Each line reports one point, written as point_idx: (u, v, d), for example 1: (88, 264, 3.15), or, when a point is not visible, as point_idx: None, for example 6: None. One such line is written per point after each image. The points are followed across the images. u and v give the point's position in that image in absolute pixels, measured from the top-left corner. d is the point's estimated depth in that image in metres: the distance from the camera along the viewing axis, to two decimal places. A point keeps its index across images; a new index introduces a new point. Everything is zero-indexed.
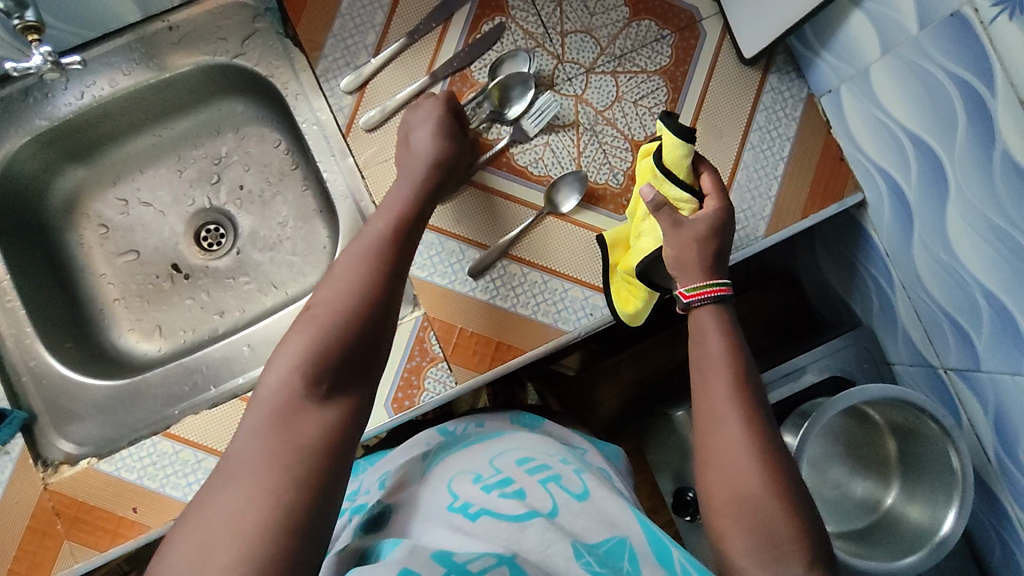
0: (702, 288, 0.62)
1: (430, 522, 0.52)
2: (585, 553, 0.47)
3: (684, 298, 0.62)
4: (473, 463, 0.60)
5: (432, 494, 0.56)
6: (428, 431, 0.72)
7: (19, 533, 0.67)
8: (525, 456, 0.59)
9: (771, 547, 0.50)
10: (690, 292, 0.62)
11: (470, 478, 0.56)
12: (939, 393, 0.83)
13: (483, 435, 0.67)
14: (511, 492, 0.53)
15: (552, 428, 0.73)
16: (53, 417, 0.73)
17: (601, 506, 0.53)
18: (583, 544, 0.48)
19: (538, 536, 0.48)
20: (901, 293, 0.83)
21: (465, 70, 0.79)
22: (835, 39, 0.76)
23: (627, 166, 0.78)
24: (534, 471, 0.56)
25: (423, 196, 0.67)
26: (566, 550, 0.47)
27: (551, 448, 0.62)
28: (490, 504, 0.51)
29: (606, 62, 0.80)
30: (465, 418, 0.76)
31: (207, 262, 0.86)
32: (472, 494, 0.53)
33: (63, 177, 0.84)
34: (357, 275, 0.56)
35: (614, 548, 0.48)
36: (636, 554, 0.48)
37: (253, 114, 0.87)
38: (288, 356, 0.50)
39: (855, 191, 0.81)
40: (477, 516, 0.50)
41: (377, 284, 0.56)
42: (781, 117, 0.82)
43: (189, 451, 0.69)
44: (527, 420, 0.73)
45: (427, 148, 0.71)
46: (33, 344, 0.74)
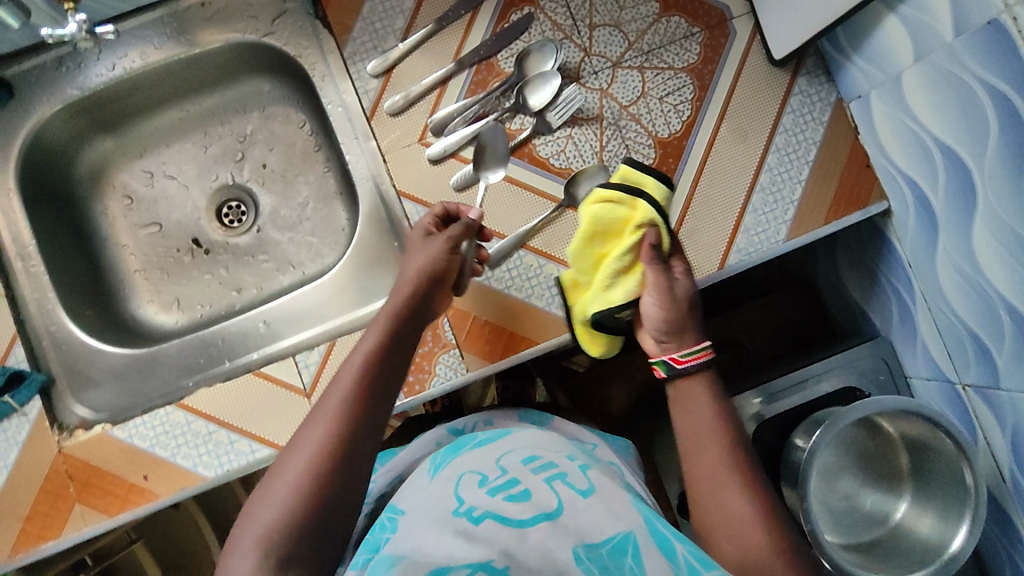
0: (696, 353, 0.66)
1: (433, 524, 0.50)
2: (586, 559, 0.47)
3: (676, 363, 0.66)
4: (479, 460, 0.59)
5: (437, 490, 0.55)
6: (438, 430, 0.71)
7: (33, 493, 0.69)
8: (530, 455, 0.59)
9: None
10: (684, 358, 0.65)
11: (474, 477, 0.56)
12: (956, 409, 0.81)
13: (493, 432, 0.66)
14: (517, 494, 0.52)
15: (561, 424, 0.74)
16: (71, 381, 0.74)
17: (605, 502, 0.53)
18: (585, 548, 0.48)
19: (540, 541, 0.48)
20: (921, 305, 0.82)
21: (491, 59, 0.79)
22: (868, 44, 0.75)
23: (649, 163, 0.78)
24: (540, 469, 0.56)
25: (399, 325, 0.63)
26: (566, 556, 0.47)
27: (559, 445, 0.62)
28: (497, 506, 0.51)
29: (633, 57, 0.79)
30: (472, 414, 0.76)
31: (228, 238, 0.87)
32: (478, 498, 0.52)
33: (91, 148, 0.85)
34: (339, 405, 0.56)
35: (616, 544, 0.48)
36: (639, 548, 0.48)
37: (280, 94, 0.88)
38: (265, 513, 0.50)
39: (879, 200, 0.80)
40: (481, 520, 0.49)
41: (354, 418, 0.55)
42: (809, 121, 0.81)
43: (201, 423, 0.70)
44: (535, 417, 0.74)
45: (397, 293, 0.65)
46: (54, 309, 0.75)
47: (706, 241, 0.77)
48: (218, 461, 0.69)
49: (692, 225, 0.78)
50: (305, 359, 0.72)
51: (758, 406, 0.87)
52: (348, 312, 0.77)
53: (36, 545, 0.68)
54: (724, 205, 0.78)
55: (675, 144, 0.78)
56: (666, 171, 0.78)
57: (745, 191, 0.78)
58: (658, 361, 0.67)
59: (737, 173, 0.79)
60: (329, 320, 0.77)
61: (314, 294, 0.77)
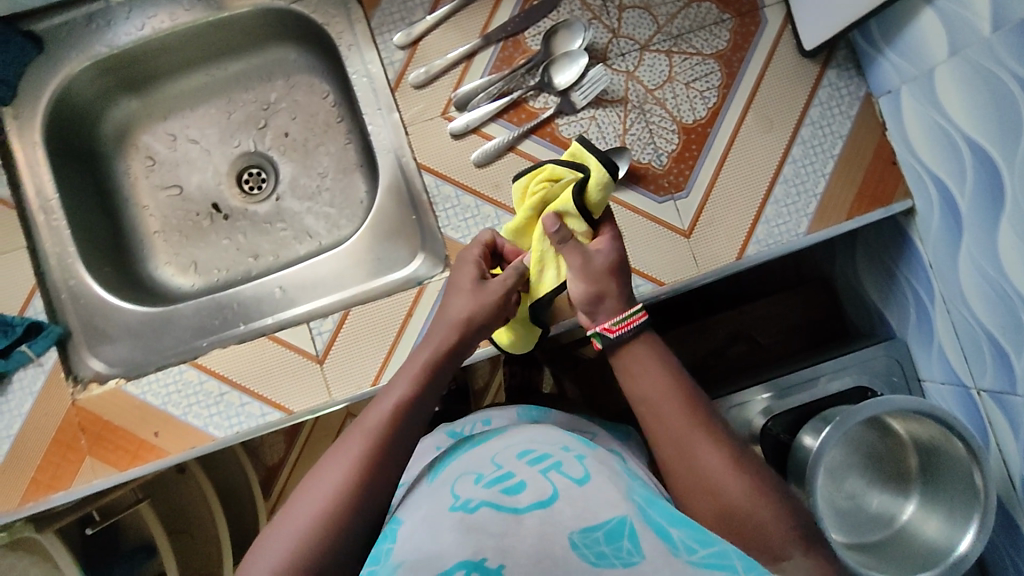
0: (629, 318, 0.59)
1: (429, 521, 0.48)
2: (582, 546, 0.44)
3: (609, 332, 0.59)
4: (474, 461, 0.56)
5: (435, 492, 0.53)
6: (436, 434, 0.68)
7: (46, 443, 0.70)
8: (527, 446, 0.56)
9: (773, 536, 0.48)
10: (615, 325, 0.59)
11: (471, 474, 0.53)
12: (970, 414, 0.80)
13: (490, 431, 0.62)
14: (512, 486, 0.49)
15: (560, 418, 0.70)
16: (87, 335, 0.75)
17: (606, 490, 0.49)
18: (581, 536, 0.45)
19: (535, 530, 0.45)
20: (939, 306, 0.81)
21: (518, 36, 0.78)
22: (902, 38, 0.73)
23: (672, 149, 0.77)
24: (536, 461, 0.53)
25: (434, 375, 0.59)
26: (562, 541, 0.44)
27: (555, 435, 0.58)
28: (491, 498, 0.48)
29: (661, 40, 0.78)
30: (472, 414, 0.72)
31: (247, 205, 0.87)
32: (473, 492, 0.50)
33: (116, 107, 0.86)
34: (361, 454, 0.52)
35: (610, 527, 0.45)
36: (636, 530, 0.45)
37: (305, 63, 0.88)
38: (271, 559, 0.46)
39: (903, 198, 0.79)
40: (476, 509, 0.47)
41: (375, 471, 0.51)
42: (836, 114, 0.80)
43: (214, 383, 0.71)
44: (533, 413, 0.69)
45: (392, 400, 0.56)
46: (74, 263, 0.76)
47: (725, 230, 0.77)
48: (229, 422, 0.70)
49: (712, 213, 0.77)
50: (319, 326, 0.72)
51: (765, 404, 0.87)
52: (363, 282, 0.77)
53: (46, 494, 0.69)
54: (745, 195, 0.77)
55: (700, 131, 0.78)
56: (688, 158, 0.77)
57: (768, 182, 0.77)
58: (593, 334, 0.60)
59: (760, 163, 0.78)
60: (344, 289, 0.77)
61: (331, 263, 0.78)
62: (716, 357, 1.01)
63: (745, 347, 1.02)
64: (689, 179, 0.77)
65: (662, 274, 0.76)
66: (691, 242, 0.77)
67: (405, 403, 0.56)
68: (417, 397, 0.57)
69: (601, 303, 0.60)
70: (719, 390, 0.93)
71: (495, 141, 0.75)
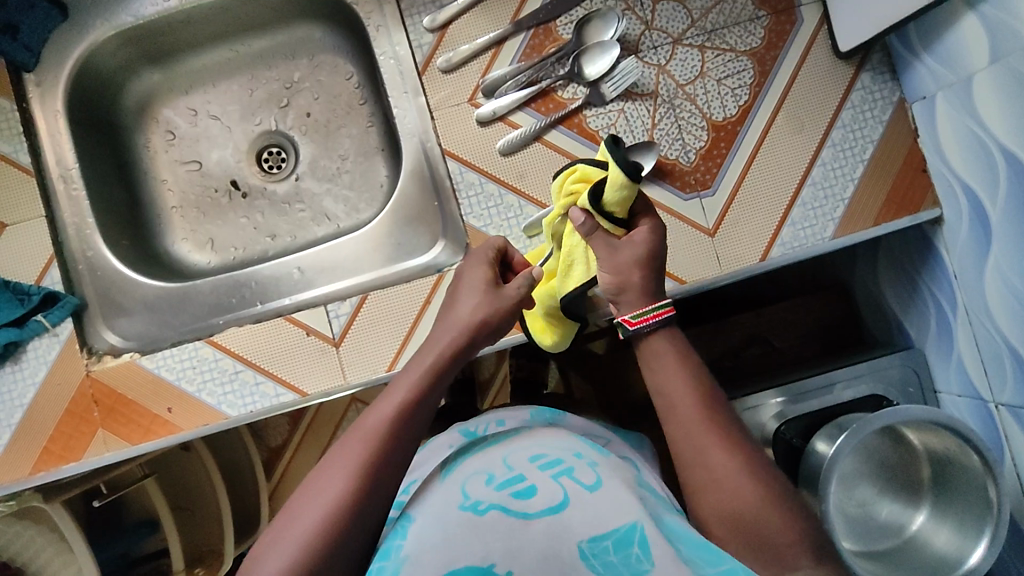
0: (648, 313, 0.57)
1: (436, 517, 0.46)
2: (591, 556, 0.42)
3: (629, 326, 0.58)
4: (485, 461, 0.52)
5: (444, 485, 0.51)
6: (449, 434, 0.61)
7: (58, 414, 0.70)
8: (538, 450, 0.52)
9: (782, 542, 0.46)
10: (635, 319, 0.57)
11: (480, 475, 0.50)
12: (986, 427, 0.79)
13: (502, 432, 0.58)
14: (522, 491, 0.47)
15: (574, 422, 0.63)
16: (103, 307, 0.75)
17: (619, 497, 0.46)
18: (590, 544, 0.43)
19: (544, 536, 0.43)
20: (961, 317, 0.79)
21: (550, 24, 0.77)
22: (941, 43, 0.71)
23: (701, 145, 0.76)
24: (548, 464, 0.50)
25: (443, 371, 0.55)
26: (570, 548, 0.43)
27: (567, 441, 0.54)
28: (501, 501, 0.46)
29: (694, 35, 0.77)
30: (483, 415, 0.66)
31: (266, 184, 0.87)
32: (483, 492, 0.47)
33: (139, 79, 0.85)
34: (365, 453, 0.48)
35: (620, 532, 0.43)
36: (647, 537, 0.42)
37: (331, 42, 0.87)
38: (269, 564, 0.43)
39: (932, 206, 0.77)
40: (485, 512, 0.45)
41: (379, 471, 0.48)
42: (868, 118, 0.78)
43: (229, 361, 0.70)
44: (548, 414, 0.63)
45: (392, 403, 0.51)
46: (92, 234, 0.76)
47: (749, 231, 0.76)
48: (243, 401, 0.70)
49: (738, 213, 0.76)
50: (337, 309, 0.72)
51: (778, 408, 0.87)
52: (382, 267, 0.77)
53: (58, 465, 0.69)
54: (772, 196, 0.76)
55: (729, 129, 0.77)
56: (717, 155, 0.76)
57: (796, 184, 0.76)
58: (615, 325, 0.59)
59: (789, 165, 0.77)
60: (363, 273, 0.77)
61: (351, 246, 0.77)
62: (732, 358, 1.01)
63: (760, 349, 1.01)
64: (717, 177, 0.76)
65: (684, 272, 0.75)
66: (716, 241, 0.76)
67: (404, 407, 0.51)
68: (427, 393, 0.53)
69: (621, 298, 0.59)
70: (732, 391, 0.93)
71: (522, 130, 0.74)
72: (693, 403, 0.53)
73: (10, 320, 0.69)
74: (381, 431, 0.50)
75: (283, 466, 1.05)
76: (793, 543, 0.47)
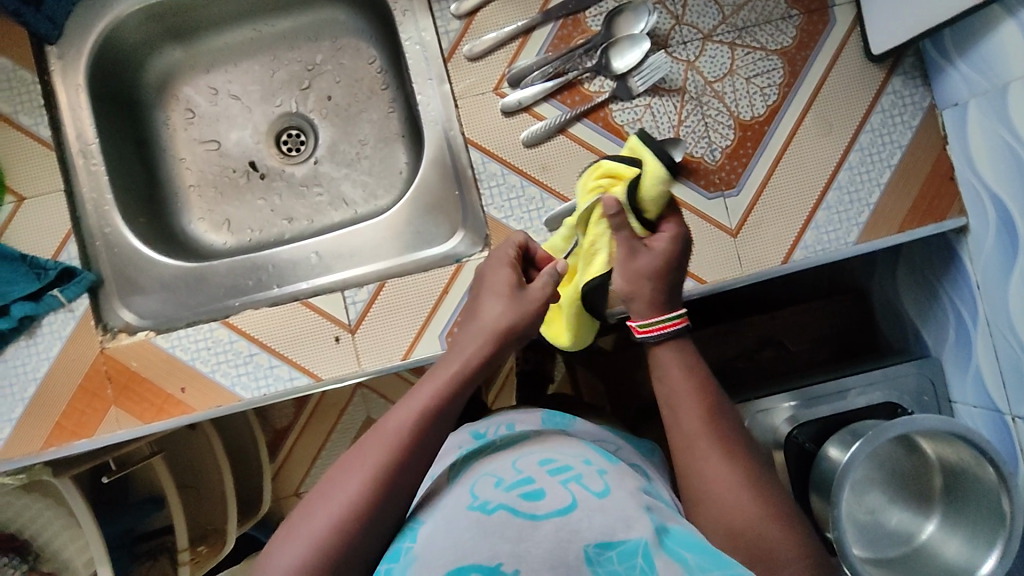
0: (656, 324, 0.57)
1: (445, 521, 0.45)
2: (596, 563, 0.41)
3: (637, 333, 0.58)
4: (496, 465, 0.51)
5: (454, 488, 0.49)
6: (459, 433, 0.60)
7: (72, 389, 0.70)
8: (547, 454, 0.51)
9: (802, 552, 0.46)
10: (643, 328, 0.57)
11: (489, 477, 0.49)
12: (1004, 441, 0.78)
13: (514, 434, 0.57)
14: (529, 493, 0.45)
15: (585, 428, 0.62)
16: (119, 285, 0.75)
17: (629, 505, 0.44)
18: (595, 547, 0.41)
19: (552, 536, 0.42)
20: (982, 329, 0.77)
21: (579, 14, 0.76)
22: (976, 50, 0.69)
23: (727, 144, 0.75)
24: (556, 469, 0.48)
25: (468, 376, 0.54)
26: (576, 551, 0.41)
27: (577, 448, 0.53)
28: (509, 501, 0.44)
29: (724, 31, 0.76)
30: (492, 416, 0.64)
31: (285, 166, 0.86)
32: (492, 493, 0.46)
33: (160, 56, 0.84)
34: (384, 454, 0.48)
35: (624, 543, 0.41)
36: (651, 550, 0.41)
37: (354, 26, 0.86)
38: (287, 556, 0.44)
39: (958, 215, 0.76)
40: (494, 512, 0.43)
41: (398, 472, 0.48)
42: (897, 123, 0.77)
43: (244, 343, 0.70)
44: (559, 418, 0.61)
45: (414, 409, 0.51)
46: (110, 211, 0.76)
47: (773, 233, 0.75)
48: (257, 383, 0.70)
49: (762, 214, 0.75)
50: (354, 296, 0.71)
51: (789, 412, 0.84)
52: (400, 255, 0.76)
53: (70, 441, 0.69)
54: (797, 199, 0.75)
55: (757, 128, 0.76)
56: (742, 155, 0.75)
57: (822, 187, 0.75)
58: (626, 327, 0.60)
59: (815, 168, 0.76)
60: (381, 260, 0.76)
61: (370, 232, 0.77)
62: (744, 359, 0.98)
63: (773, 353, 0.97)
64: (742, 177, 0.75)
65: (704, 271, 0.75)
66: (738, 242, 0.75)
67: (425, 415, 0.50)
68: (450, 396, 0.52)
69: (630, 304, 0.58)
70: (744, 393, 0.92)
71: (548, 122, 0.73)
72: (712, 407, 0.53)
73: (26, 294, 0.69)
74: (400, 438, 0.49)
75: (286, 449, 1.05)
76: (811, 555, 0.46)
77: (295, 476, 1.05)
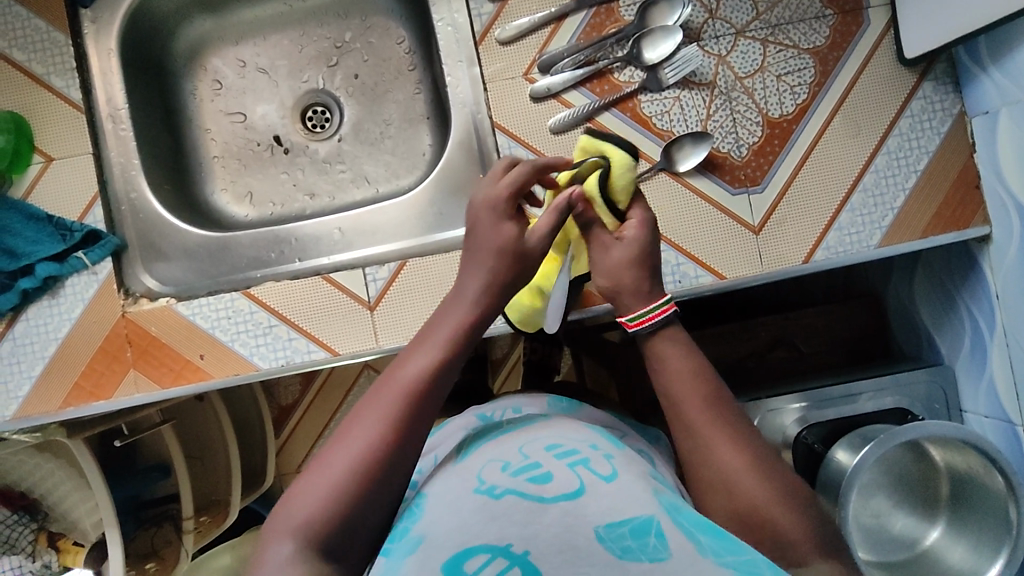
0: (648, 314, 0.55)
1: (451, 503, 0.45)
2: (607, 539, 0.40)
3: (627, 328, 0.56)
4: (502, 448, 0.51)
5: (459, 471, 0.49)
6: (466, 415, 0.61)
7: (92, 350, 0.70)
8: (554, 439, 0.51)
9: (816, 546, 0.46)
10: (633, 321, 0.56)
11: (496, 461, 0.49)
12: (1013, 451, 0.78)
13: (518, 419, 0.57)
14: (538, 476, 0.45)
15: (592, 414, 0.62)
16: (143, 250, 0.76)
17: (638, 489, 0.44)
18: (604, 527, 0.41)
19: (561, 518, 0.41)
20: (999, 339, 0.77)
21: (612, 3, 0.75)
22: (1010, 58, 0.68)
23: (754, 141, 0.75)
24: (564, 453, 0.48)
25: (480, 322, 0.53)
26: (586, 533, 0.40)
27: (583, 433, 0.52)
28: (517, 485, 0.44)
29: (758, 27, 0.75)
30: (500, 399, 0.64)
31: (309, 142, 0.86)
32: (499, 476, 0.46)
33: (191, 26, 0.84)
34: (400, 397, 0.47)
35: (636, 521, 0.41)
36: (663, 530, 0.40)
37: (384, 4, 0.85)
38: (309, 501, 0.44)
39: (981, 223, 0.75)
40: (503, 496, 0.43)
41: (416, 413, 0.47)
42: (926, 128, 0.76)
43: (263, 314, 0.71)
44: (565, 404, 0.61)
45: (427, 353, 0.50)
46: (136, 177, 0.76)
47: (795, 232, 0.75)
48: (274, 354, 0.70)
49: (785, 213, 0.75)
50: (374, 273, 0.71)
51: (799, 412, 0.84)
52: (421, 235, 0.77)
53: (89, 401, 0.70)
54: (821, 200, 0.75)
55: (785, 126, 0.75)
56: (769, 152, 0.75)
57: (846, 188, 0.75)
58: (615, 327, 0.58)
59: (840, 169, 0.75)
60: (402, 239, 0.77)
61: (392, 211, 0.77)
62: (755, 359, 0.98)
63: (785, 353, 0.97)
64: (767, 174, 0.75)
65: (723, 266, 0.75)
66: (760, 239, 0.75)
67: (437, 361, 0.50)
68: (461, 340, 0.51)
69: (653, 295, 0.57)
70: (754, 390, 0.92)
71: (576, 110, 0.73)
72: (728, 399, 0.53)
73: (51, 255, 0.70)
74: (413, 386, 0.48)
75: (293, 424, 1.05)
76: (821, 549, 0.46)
77: (301, 451, 1.06)
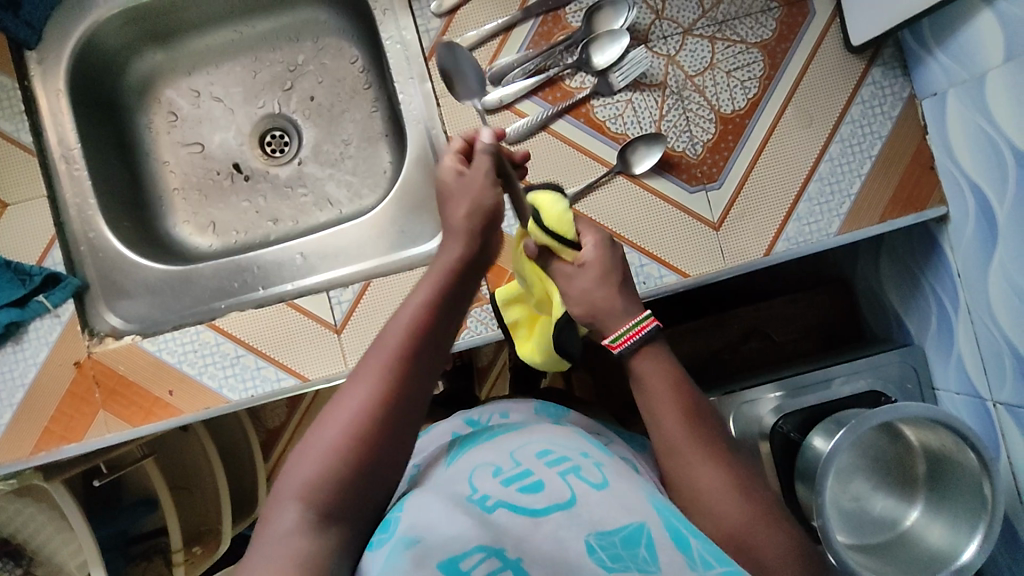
0: (629, 332, 0.54)
1: (440, 502, 0.45)
2: (598, 550, 0.41)
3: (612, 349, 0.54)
4: (493, 449, 0.50)
5: (449, 475, 0.49)
6: (454, 418, 0.61)
7: (60, 394, 0.70)
8: (546, 443, 0.50)
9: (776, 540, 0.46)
10: (617, 342, 0.54)
11: (488, 464, 0.48)
12: (984, 427, 0.79)
13: (508, 423, 0.56)
14: (529, 484, 0.45)
15: (577, 420, 0.62)
16: (105, 289, 0.76)
17: (628, 494, 0.45)
18: (598, 537, 0.41)
19: (552, 531, 0.42)
20: (963, 316, 0.77)
21: (559, 11, 0.76)
22: (954, 39, 0.69)
23: (708, 138, 0.76)
24: (556, 461, 0.47)
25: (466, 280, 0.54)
26: (577, 547, 0.41)
27: (574, 440, 0.52)
28: (509, 496, 0.44)
29: (705, 25, 0.76)
30: (487, 403, 0.64)
31: (269, 167, 0.86)
32: (491, 483, 0.46)
33: (141, 59, 0.84)
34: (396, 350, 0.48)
35: (627, 531, 0.42)
36: (653, 539, 0.41)
37: (335, 25, 0.85)
38: (307, 468, 0.44)
39: (938, 204, 0.76)
40: (494, 509, 0.43)
41: (411, 366, 0.48)
42: (878, 114, 0.77)
43: (230, 345, 0.71)
44: (553, 409, 0.61)
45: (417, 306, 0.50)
46: (93, 216, 0.76)
47: (755, 226, 0.76)
48: (243, 384, 0.70)
49: (744, 207, 0.76)
50: (339, 296, 0.71)
51: (776, 401, 0.83)
52: (384, 254, 0.77)
53: (59, 445, 0.70)
54: (778, 192, 0.76)
55: (738, 121, 0.76)
56: (724, 148, 0.76)
57: (803, 178, 0.76)
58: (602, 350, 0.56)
59: (795, 161, 0.76)
60: (365, 260, 0.77)
61: (353, 232, 0.77)
62: (730, 351, 0.98)
63: (759, 343, 0.98)
64: (723, 170, 0.75)
65: (687, 265, 0.75)
66: (721, 235, 0.75)
67: (426, 311, 0.50)
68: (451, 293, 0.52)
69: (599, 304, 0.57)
70: (729, 381, 0.93)
71: (529, 119, 0.74)
72: (686, 398, 0.53)
73: (12, 300, 0.70)
74: (405, 338, 0.49)
75: (280, 448, 1.03)
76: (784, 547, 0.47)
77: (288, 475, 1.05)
